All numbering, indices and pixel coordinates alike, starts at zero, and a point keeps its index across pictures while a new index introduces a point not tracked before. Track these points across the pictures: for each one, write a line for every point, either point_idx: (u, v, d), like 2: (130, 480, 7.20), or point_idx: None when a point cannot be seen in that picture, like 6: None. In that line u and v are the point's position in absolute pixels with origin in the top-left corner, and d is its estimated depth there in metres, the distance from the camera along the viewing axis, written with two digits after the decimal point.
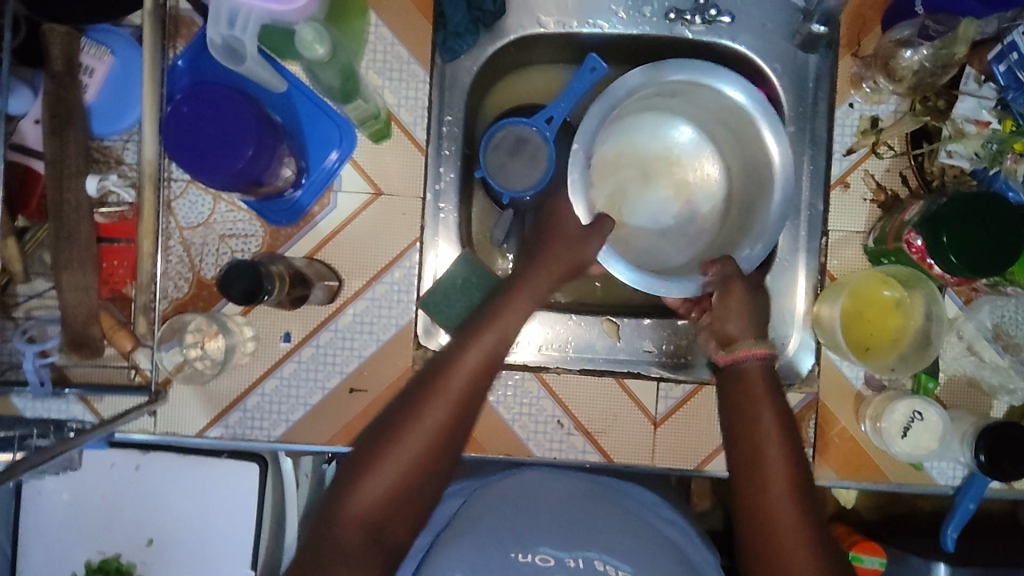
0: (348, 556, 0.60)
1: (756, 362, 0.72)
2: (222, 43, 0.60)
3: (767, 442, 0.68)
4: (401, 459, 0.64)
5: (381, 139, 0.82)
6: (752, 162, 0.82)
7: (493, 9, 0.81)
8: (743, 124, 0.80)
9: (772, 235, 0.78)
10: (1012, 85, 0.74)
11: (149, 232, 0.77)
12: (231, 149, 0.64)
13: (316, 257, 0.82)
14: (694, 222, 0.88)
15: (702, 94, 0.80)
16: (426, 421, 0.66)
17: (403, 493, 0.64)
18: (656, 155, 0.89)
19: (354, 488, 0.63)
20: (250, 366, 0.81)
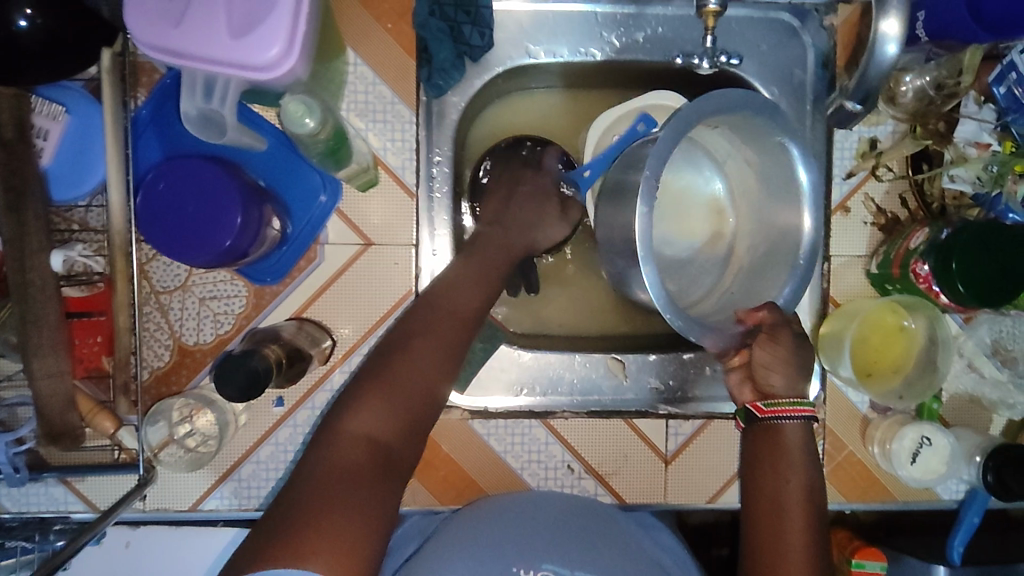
0: (351, 465, 0.55)
1: (798, 423, 0.68)
2: (198, 114, 0.56)
3: (788, 499, 0.65)
4: (409, 375, 0.62)
5: (369, 186, 0.77)
6: (771, 212, 0.77)
7: (481, 43, 0.76)
8: (782, 177, 0.74)
9: (808, 271, 0.72)
10: (1012, 107, 0.74)
11: (124, 306, 0.71)
12: (218, 225, 0.60)
13: (304, 316, 0.77)
14: (698, 262, 0.85)
15: (759, 135, 0.74)
16: (434, 341, 0.65)
17: (413, 414, 0.61)
18: (669, 196, 0.84)
19: (354, 408, 0.58)
20: (243, 435, 0.76)
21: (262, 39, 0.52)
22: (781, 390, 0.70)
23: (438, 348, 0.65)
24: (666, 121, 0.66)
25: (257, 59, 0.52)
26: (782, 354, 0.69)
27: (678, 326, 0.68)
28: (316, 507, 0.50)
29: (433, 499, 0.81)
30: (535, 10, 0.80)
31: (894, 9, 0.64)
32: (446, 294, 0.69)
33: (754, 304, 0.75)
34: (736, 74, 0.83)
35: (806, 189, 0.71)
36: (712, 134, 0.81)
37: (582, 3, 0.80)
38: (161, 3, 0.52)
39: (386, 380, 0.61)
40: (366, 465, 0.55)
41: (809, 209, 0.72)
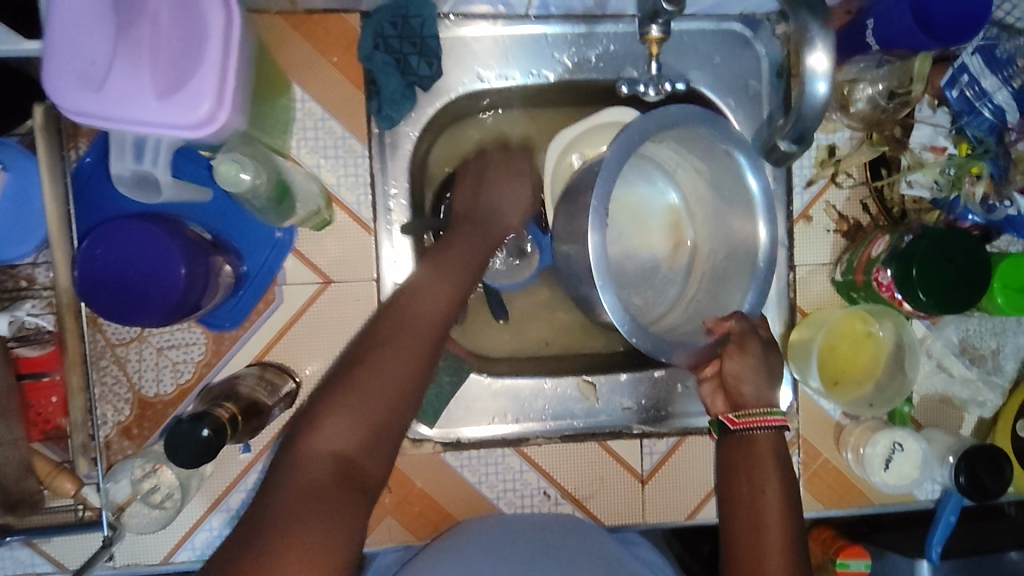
0: (315, 488, 0.55)
1: (768, 432, 0.66)
2: (131, 174, 0.62)
3: (766, 512, 0.63)
4: (373, 389, 0.60)
5: (323, 226, 0.76)
6: (725, 220, 0.75)
7: (429, 73, 0.75)
8: (732, 184, 0.72)
9: (764, 278, 0.70)
10: (966, 109, 0.78)
11: (76, 363, 0.70)
12: (162, 281, 0.59)
13: (266, 359, 0.75)
14: (660, 275, 0.83)
15: (703, 146, 0.72)
16: (401, 351, 0.63)
17: (380, 426, 0.60)
18: (624, 210, 0.83)
19: (318, 425, 0.58)
20: (210, 485, 0.75)
21: (190, 94, 0.51)
22: (751, 399, 0.68)
23: (409, 354, 0.63)
24: (612, 142, 0.65)
25: (186, 116, 0.51)
26: (752, 362, 0.68)
27: (647, 348, 0.67)
28: (278, 534, 0.52)
29: (410, 535, 0.81)
30: (485, 34, 0.79)
31: (821, 41, 0.57)
32: (414, 291, 0.67)
33: (718, 314, 0.73)
34: (694, 87, 0.82)
35: (757, 197, 0.68)
36: (660, 149, 0.79)
37: (530, 25, 0.79)
38: (80, 67, 0.50)
39: (351, 396, 0.59)
40: (332, 484, 0.56)
41: (763, 219, 0.69)
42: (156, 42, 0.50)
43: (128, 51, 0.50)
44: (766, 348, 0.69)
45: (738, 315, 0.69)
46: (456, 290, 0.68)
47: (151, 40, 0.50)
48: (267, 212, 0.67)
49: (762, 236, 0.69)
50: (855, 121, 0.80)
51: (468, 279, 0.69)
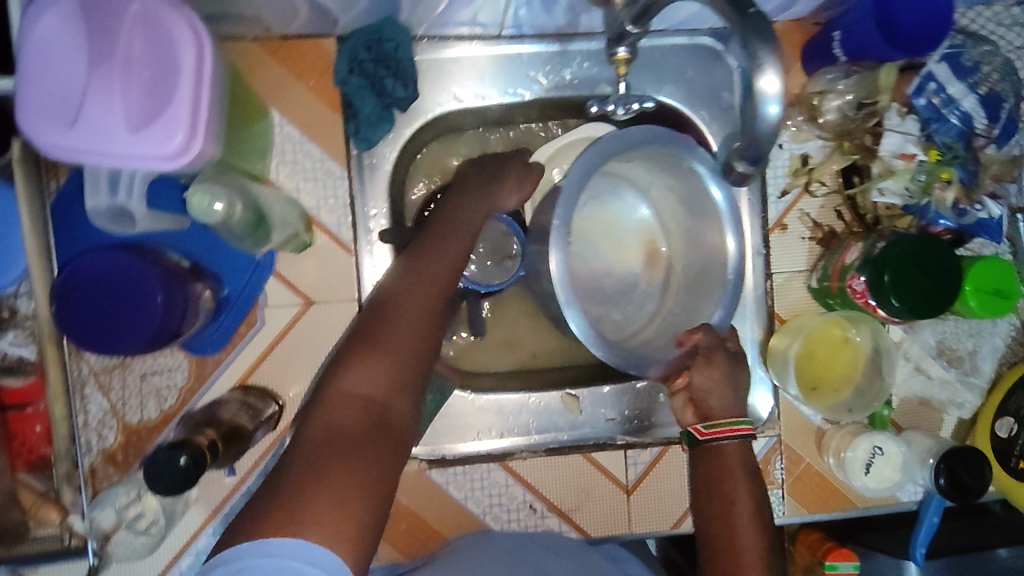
0: (347, 431, 0.51)
1: (736, 442, 0.67)
2: (108, 208, 0.63)
3: (741, 523, 0.64)
4: (400, 333, 0.58)
5: (304, 248, 0.76)
6: (698, 233, 0.76)
7: (406, 95, 0.76)
8: (698, 197, 0.73)
9: (735, 294, 0.71)
10: (935, 117, 0.78)
11: (59, 393, 0.71)
12: (139, 310, 0.59)
13: (249, 382, 0.75)
14: (637, 292, 0.84)
15: (668, 163, 0.73)
16: (422, 299, 0.61)
17: (409, 369, 0.56)
18: (599, 226, 0.84)
19: (346, 370, 0.55)
20: (195, 511, 0.73)
21: (163, 128, 0.52)
22: (718, 411, 0.69)
23: (430, 303, 0.61)
24: (575, 160, 0.67)
25: (161, 149, 0.52)
26: (718, 375, 0.69)
27: (618, 363, 0.68)
28: (308, 479, 0.47)
29: (397, 553, 0.81)
30: (460, 55, 0.80)
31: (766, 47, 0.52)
32: (427, 249, 0.65)
33: (691, 326, 0.75)
34: (664, 101, 0.83)
35: (723, 209, 0.70)
36: (629, 168, 0.80)
37: (505, 44, 0.80)
38: (51, 104, 0.51)
39: (377, 342, 0.57)
40: (364, 428, 0.52)
41: (732, 232, 0.71)
42: (128, 77, 0.51)
43: (99, 86, 0.50)
44: (733, 364, 0.71)
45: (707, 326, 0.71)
46: (464, 248, 0.67)
47: (123, 75, 0.51)
48: (245, 240, 0.67)
49: (731, 249, 0.71)
50: (826, 131, 0.81)
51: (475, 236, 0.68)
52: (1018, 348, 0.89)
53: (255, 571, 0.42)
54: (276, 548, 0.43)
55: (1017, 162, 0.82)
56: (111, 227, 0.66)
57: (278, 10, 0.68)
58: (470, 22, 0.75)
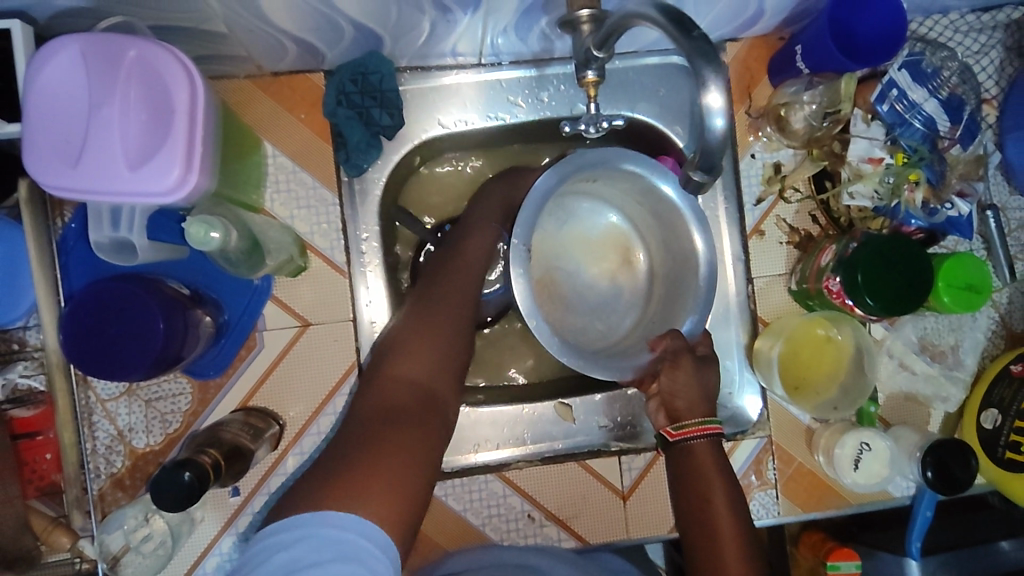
0: (402, 406, 0.63)
1: (703, 441, 0.70)
2: (110, 242, 0.66)
3: (717, 517, 0.67)
4: (440, 327, 0.70)
5: (298, 273, 0.80)
6: (674, 241, 0.78)
7: (391, 123, 0.80)
8: (659, 204, 0.77)
9: (708, 300, 0.75)
10: (898, 122, 0.82)
11: (67, 422, 0.74)
12: (144, 337, 0.62)
13: (250, 404, 0.78)
14: (620, 304, 0.86)
15: (628, 179, 0.77)
16: (455, 299, 0.72)
17: (449, 357, 0.69)
18: (582, 241, 0.86)
19: (400, 359, 0.67)
20: (203, 530, 0.76)
21: (160, 165, 0.56)
22: (685, 412, 0.72)
23: (461, 301, 0.73)
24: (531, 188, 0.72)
25: (158, 184, 0.56)
26: (683, 378, 0.72)
27: (588, 369, 0.71)
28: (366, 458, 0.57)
29: None
30: (443, 83, 0.84)
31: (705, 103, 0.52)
32: (450, 260, 0.76)
33: (664, 330, 0.78)
34: (637, 118, 0.87)
35: (687, 212, 0.74)
36: (598, 188, 0.83)
37: (485, 73, 0.84)
38: (56, 146, 0.54)
39: (423, 335, 0.69)
40: (413, 408, 0.63)
41: (699, 233, 0.74)
42: (126, 118, 0.55)
43: (100, 129, 0.54)
44: (699, 366, 0.73)
45: (676, 333, 0.74)
46: (482, 256, 0.77)
47: (122, 116, 0.54)
48: (240, 266, 0.70)
49: (700, 249, 0.74)
50: (796, 141, 0.85)
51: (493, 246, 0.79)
52: (999, 341, 0.92)
53: (317, 537, 0.49)
54: (334, 522, 0.50)
55: (983, 161, 0.85)
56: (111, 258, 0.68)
57: (267, 48, 0.73)
58: (451, 53, 0.79)
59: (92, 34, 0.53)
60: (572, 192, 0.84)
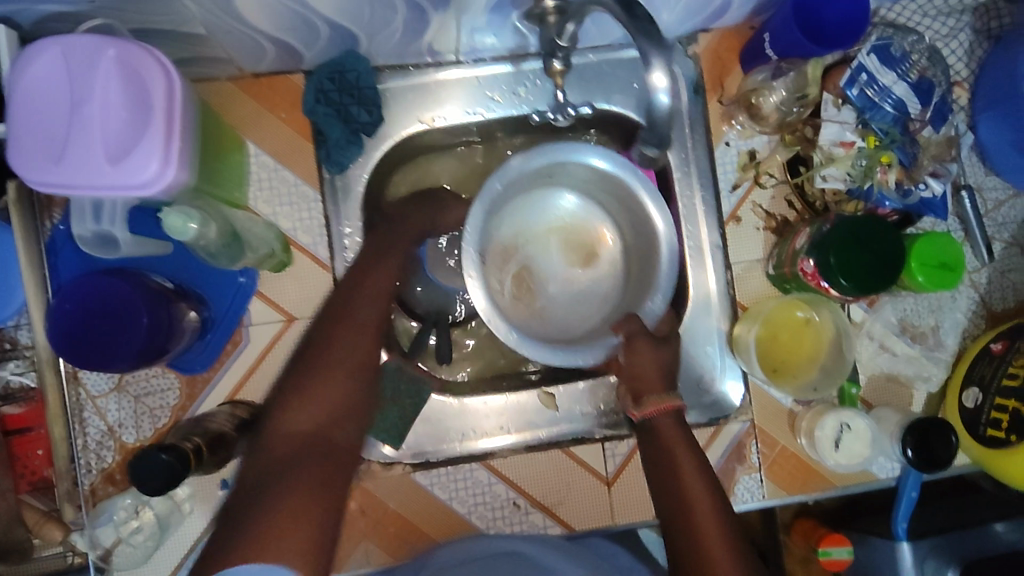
0: (290, 456, 0.59)
1: (666, 416, 0.71)
2: (91, 235, 0.72)
3: (691, 488, 0.66)
4: (332, 364, 0.66)
5: (281, 268, 0.81)
6: (638, 220, 0.80)
7: (370, 119, 0.82)
8: (615, 185, 0.79)
9: (669, 282, 0.77)
10: (867, 105, 0.84)
11: (58, 416, 0.76)
12: (128, 328, 0.64)
13: (237, 398, 0.80)
14: (599, 295, 0.87)
15: (581, 170, 0.79)
16: (350, 334, 0.69)
17: (342, 398, 0.65)
18: (553, 233, 0.87)
19: (288, 405, 0.63)
20: (191, 523, 0.77)
21: (139, 158, 0.57)
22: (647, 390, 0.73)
23: (354, 336, 0.69)
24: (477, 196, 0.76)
25: (137, 177, 0.58)
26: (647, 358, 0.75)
27: (548, 357, 0.73)
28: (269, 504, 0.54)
29: (388, 557, 0.83)
30: (420, 80, 0.86)
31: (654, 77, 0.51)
32: (359, 288, 0.73)
33: (635, 307, 0.80)
34: (612, 110, 0.88)
35: (641, 186, 0.76)
36: (567, 184, 0.85)
37: (461, 69, 0.86)
38: (40, 144, 0.56)
39: (312, 377, 0.65)
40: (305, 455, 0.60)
41: (655, 203, 0.77)
42: (105, 115, 0.56)
43: (82, 126, 0.56)
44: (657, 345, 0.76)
45: (638, 320, 0.77)
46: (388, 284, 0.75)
47: (102, 113, 0.56)
48: (220, 258, 0.72)
49: (659, 220, 0.77)
50: (767, 127, 0.87)
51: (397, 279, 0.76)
52: (980, 321, 0.92)
53: None
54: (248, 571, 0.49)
55: (955, 142, 0.86)
56: (96, 251, 0.74)
57: (247, 49, 0.75)
58: (427, 50, 0.81)
59: (72, 36, 0.55)
60: (547, 189, 0.85)
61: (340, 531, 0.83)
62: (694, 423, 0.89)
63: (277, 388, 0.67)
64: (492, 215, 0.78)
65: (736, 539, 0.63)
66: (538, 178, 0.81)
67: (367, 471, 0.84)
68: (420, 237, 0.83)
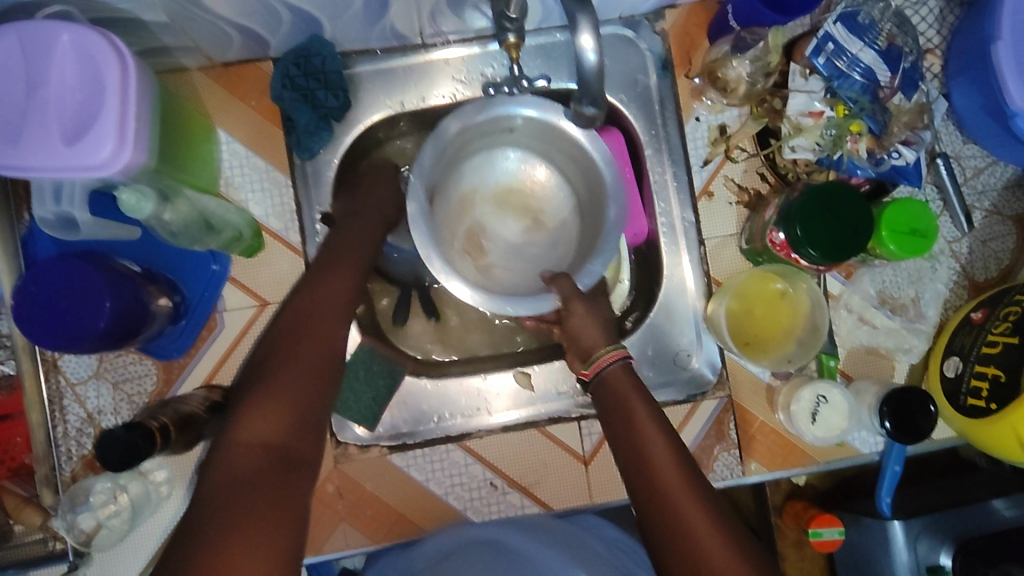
0: (249, 469, 0.58)
1: (617, 364, 0.73)
2: (54, 218, 0.71)
3: (645, 428, 0.68)
4: (293, 373, 0.66)
5: (254, 253, 0.82)
6: (586, 171, 0.81)
7: (338, 104, 0.83)
8: (561, 138, 0.79)
9: (609, 254, 0.77)
10: (835, 74, 0.82)
11: (36, 402, 0.77)
12: (91, 308, 0.65)
13: (214, 382, 0.81)
14: (553, 251, 0.88)
15: (530, 125, 0.79)
16: (312, 340, 0.68)
17: (302, 409, 0.64)
18: (505, 193, 0.88)
19: (246, 416, 0.62)
20: (168, 508, 0.78)
21: (94, 140, 0.59)
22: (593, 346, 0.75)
23: (317, 345, 0.68)
24: (427, 140, 0.76)
25: (94, 157, 0.59)
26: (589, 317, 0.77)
27: (482, 302, 0.74)
28: (231, 511, 0.55)
29: (366, 539, 0.84)
30: (388, 65, 0.87)
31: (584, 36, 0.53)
32: (320, 290, 0.72)
33: (584, 264, 0.81)
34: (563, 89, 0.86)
35: (583, 138, 0.76)
36: (519, 142, 0.85)
37: (428, 53, 0.87)
38: None
39: (271, 390, 0.64)
40: (265, 471, 0.59)
41: (600, 154, 0.77)
42: (61, 99, 0.58)
43: (37, 108, 0.57)
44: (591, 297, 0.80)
45: (569, 280, 0.79)
46: (352, 283, 0.75)
47: (58, 96, 0.58)
48: (180, 237, 0.72)
49: (604, 170, 0.77)
50: (736, 99, 0.87)
51: (356, 280, 0.75)
52: (962, 291, 0.91)
53: None
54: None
55: (926, 109, 0.85)
56: (62, 234, 0.73)
57: (213, 38, 0.76)
58: (392, 33, 0.82)
59: (24, 23, 0.56)
60: (499, 146, 0.86)
61: (318, 513, 0.83)
62: (672, 400, 0.89)
63: (238, 392, 0.66)
64: (441, 163, 0.79)
65: (691, 469, 0.65)
66: (490, 132, 0.81)
67: (343, 453, 0.84)
68: (391, 220, 0.84)
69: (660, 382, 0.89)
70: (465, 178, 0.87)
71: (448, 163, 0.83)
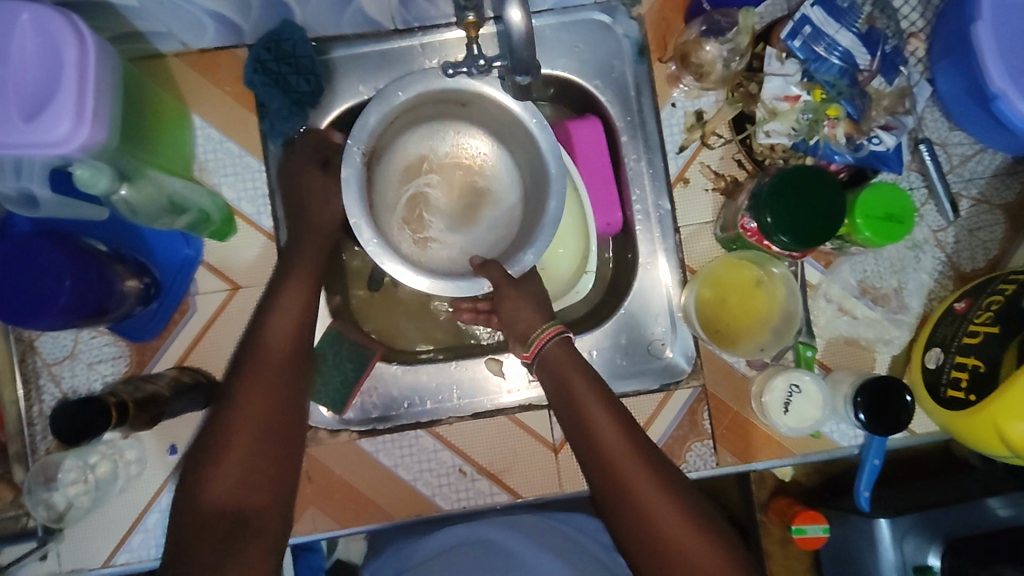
0: (244, 441, 0.65)
1: (556, 342, 0.74)
2: (17, 196, 0.71)
3: (596, 414, 0.68)
4: (281, 351, 0.72)
5: (226, 236, 0.83)
6: (530, 150, 0.80)
7: (310, 89, 0.82)
8: (509, 115, 0.78)
9: (541, 243, 0.75)
10: (811, 57, 0.80)
11: (9, 380, 0.79)
12: (50, 282, 0.66)
13: (186, 363, 0.81)
14: (494, 229, 0.86)
15: (481, 98, 0.78)
16: (291, 320, 0.74)
17: (291, 382, 0.71)
18: (456, 167, 0.88)
19: (241, 388, 0.68)
20: (138, 487, 0.79)
21: (51, 118, 0.59)
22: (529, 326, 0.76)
23: (297, 325, 0.74)
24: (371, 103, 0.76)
25: (51, 135, 0.60)
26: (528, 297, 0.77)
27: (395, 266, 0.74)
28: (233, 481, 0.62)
29: (335, 523, 0.84)
30: (361, 51, 0.86)
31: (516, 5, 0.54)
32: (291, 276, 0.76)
33: (516, 250, 0.79)
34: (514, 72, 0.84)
35: (525, 114, 0.75)
36: (472, 115, 0.84)
37: (400, 39, 0.87)
38: None
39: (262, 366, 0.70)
40: (261, 441, 0.66)
41: (540, 135, 0.76)
42: (20, 78, 0.59)
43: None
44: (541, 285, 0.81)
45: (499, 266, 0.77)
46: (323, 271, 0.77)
47: (18, 76, 0.59)
48: (140, 214, 0.73)
49: (543, 147, 0.76)
50: (711, 84, 0.86)
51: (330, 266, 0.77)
52: (948, 282, 0.88)
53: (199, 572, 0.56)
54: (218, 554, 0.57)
55: (908, 93, 0.83)
56: (22, 209, 0.72)
57: (185, 23, 0.78)
58: (363, 18, 0.82)
59: None
60: (453, 117, 0.85)
61: None
62: (645, 389, 0.87)
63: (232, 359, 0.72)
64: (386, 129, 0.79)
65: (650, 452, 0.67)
66: (441, 100, 0.80)
67: (312, 437, 0.84)
68: None
69: (633, 371, 0.88)
70: (416, 155, 0.87)
71: (395, 129, 0.82)
